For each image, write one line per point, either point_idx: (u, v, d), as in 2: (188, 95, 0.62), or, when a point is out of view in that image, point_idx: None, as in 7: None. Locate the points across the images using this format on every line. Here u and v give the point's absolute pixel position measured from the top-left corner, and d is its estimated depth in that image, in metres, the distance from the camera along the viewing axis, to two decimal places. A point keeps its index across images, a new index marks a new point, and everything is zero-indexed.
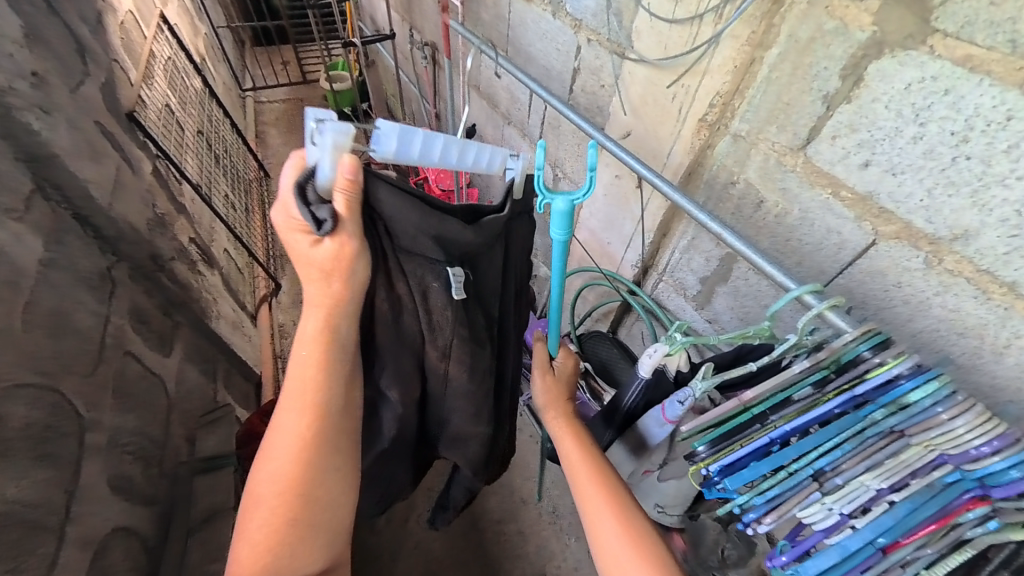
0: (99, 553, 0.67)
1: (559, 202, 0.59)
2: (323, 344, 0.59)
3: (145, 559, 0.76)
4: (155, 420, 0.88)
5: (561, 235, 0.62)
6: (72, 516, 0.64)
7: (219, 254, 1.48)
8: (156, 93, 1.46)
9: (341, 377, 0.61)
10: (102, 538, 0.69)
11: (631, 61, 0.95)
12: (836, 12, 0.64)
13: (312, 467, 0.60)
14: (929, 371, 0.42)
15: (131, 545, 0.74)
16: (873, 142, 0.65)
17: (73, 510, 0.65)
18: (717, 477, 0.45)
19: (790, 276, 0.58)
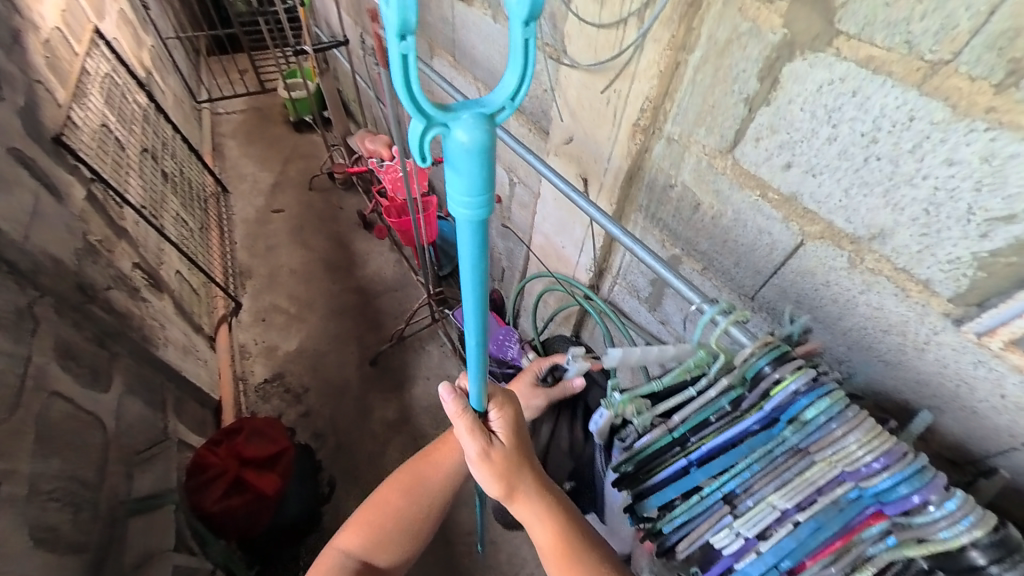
0: None
1: (460, 130, 0.36)
2: None
3: None
4: (86, 460, 0.84)
5: (471, 203, 0.38)
6: None
7: (169, 277, 1.43)
8: (89, 112, 1.40)
9: None
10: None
11: (566, 66, 0.95)
12: (748, 13, 0.63)
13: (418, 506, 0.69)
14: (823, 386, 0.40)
15: None
16: (792, 143, 0.65)
17: None
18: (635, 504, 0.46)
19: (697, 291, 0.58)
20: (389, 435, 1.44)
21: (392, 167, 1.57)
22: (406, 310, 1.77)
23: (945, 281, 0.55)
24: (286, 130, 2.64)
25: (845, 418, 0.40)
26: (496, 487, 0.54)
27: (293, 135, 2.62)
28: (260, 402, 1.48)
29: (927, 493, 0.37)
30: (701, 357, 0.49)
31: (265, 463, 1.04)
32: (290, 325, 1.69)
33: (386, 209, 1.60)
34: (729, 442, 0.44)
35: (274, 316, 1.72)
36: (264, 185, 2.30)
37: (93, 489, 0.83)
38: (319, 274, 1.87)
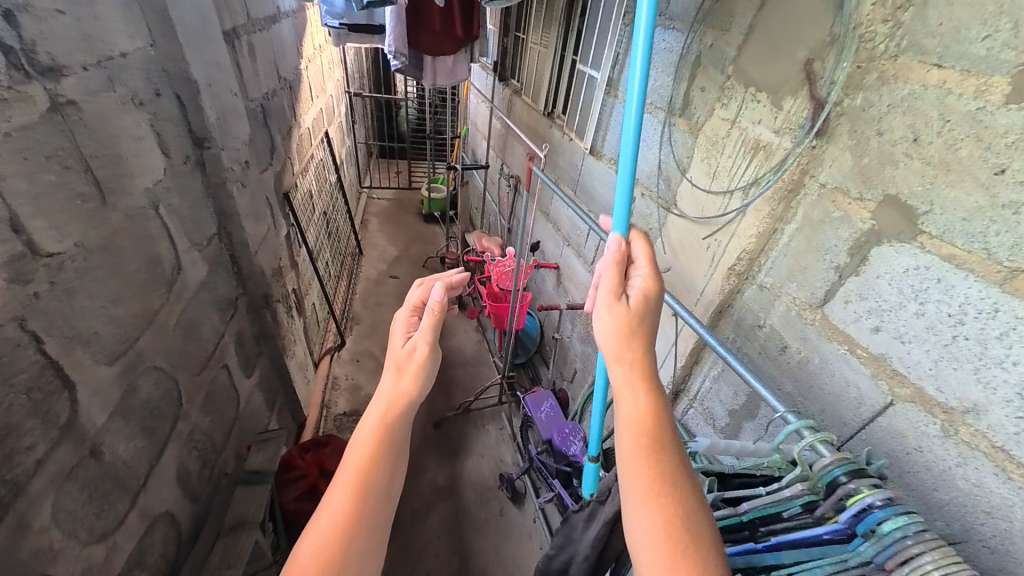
0: (148, 530, 0.81)
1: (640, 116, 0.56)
2: (382, 441, 0.52)
3: (174, 549, 0.89)
4: (221, 428, 1.08)
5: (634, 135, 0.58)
6: (144, 486, 0.81)
7: (308, 306, 1.76)
8: (306, 181, 1.94)
9: (392, 459, 0.52)
10: (154, 516, 0.83)
11: (674, 214, 1.17)
12: (841, 204, 0.79)
13: (394, 476, 0.52)
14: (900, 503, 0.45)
15: (170, 532, 0.87)
16: (880, 311, 0.74)
17: (147, 481, 0.81)
18: None
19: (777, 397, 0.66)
20: (435, 498, 1.55)
21: (502, 262, 1.83)
22: (475, 386, 2.00)
23: None
24: (416, 219, 3.24)
25: (921, 538, 0.44)
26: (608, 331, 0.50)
27: (420, 224, 3.19)
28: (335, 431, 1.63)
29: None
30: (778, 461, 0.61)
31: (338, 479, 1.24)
32: (377, 370, 1.90)
33: (486, 295, 1.86)
34: (801, 540, 0.51)
35: (365, 361, 1.95)
36: (389, 255, 2.78)
37: (214, 453, 1.05)
38: None
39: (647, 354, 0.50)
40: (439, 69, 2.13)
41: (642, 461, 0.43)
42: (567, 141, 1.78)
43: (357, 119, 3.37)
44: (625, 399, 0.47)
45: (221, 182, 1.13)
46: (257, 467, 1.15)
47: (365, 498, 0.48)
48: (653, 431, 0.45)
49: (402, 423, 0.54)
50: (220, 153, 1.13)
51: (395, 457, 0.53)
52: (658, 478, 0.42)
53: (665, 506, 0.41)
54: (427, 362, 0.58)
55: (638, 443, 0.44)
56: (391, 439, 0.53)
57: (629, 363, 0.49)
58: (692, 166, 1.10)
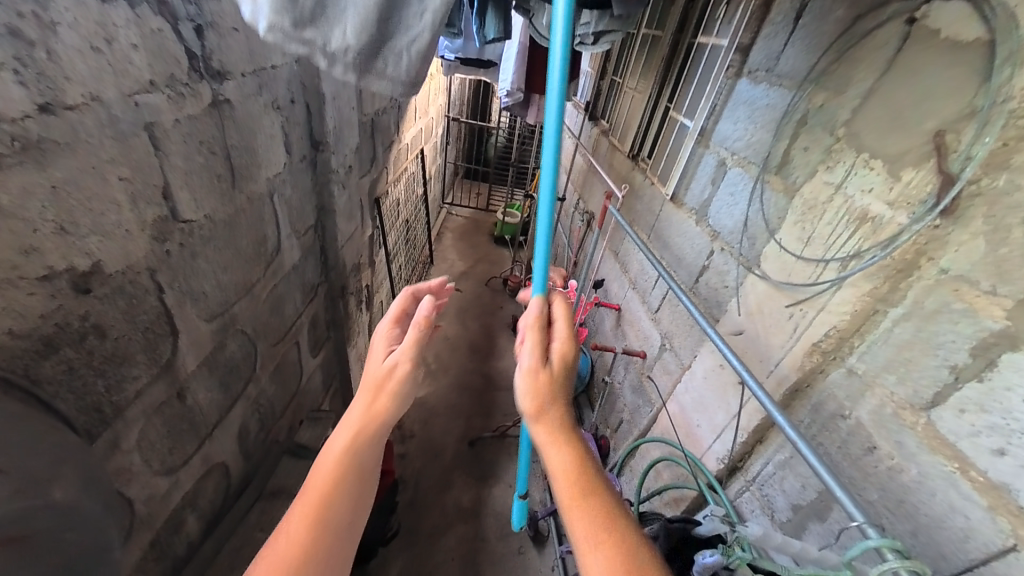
0: (205, 475, 0.89)
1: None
2: (345, 467, 0.53)
3: (222, 499, 0.95)
4: (282, 398, 1.18)
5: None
6: (210, 434, 0.89)
7: (375, 303, 1.89)
8: (396, 191, 2.12)
9: (355, 486, 0.53)
10: (212, 464, 0.90)
11: (755, 275, 1.09)
12: (964, 296, 0.68)
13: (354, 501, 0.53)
14: None
15: (221, 483, 0.94)
16: (1007, 430, 0.61)
17: (213, 430, 0.90)
18: None
19: (846, 490, 0.59)
20: (457, 518, 1.53)
21: (562, 294, 1.85)
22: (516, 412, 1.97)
23: None
24: (488, 240, 3.37)
25: None
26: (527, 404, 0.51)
27: (491, 245, 3.31)
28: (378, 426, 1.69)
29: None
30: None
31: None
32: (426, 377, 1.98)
33: None
34: None
35: None
36: (457, 269, 2.91)
37: (272, 420, 1.14)
38: (463, 353, 2.22)
39: (567, 410, 0.52)
40: (541, 107, 2.23)
41: (573, 510, 0.44)
42: (647, 185, 1.76)
43: (450, 142, 3.65)
44: (549, 455, 0.49)
45: (327, 181, 1.28)
46: (306, 443, 1.21)
47: (322, 526, 0.50)
48: (581, 480, 0.46)
49: (370, 448, 0.55)
50: (330, 157, 1.28)
51: (359, 482, 0.54)
52: (568, 470, 0.47)
53: (604, 551, 0.42)
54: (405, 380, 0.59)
55: (568, 494, 0.46)
56: (357, 464, 0.54)
57: (546, 433, 0.49)
58: (782, 228, 1.03)
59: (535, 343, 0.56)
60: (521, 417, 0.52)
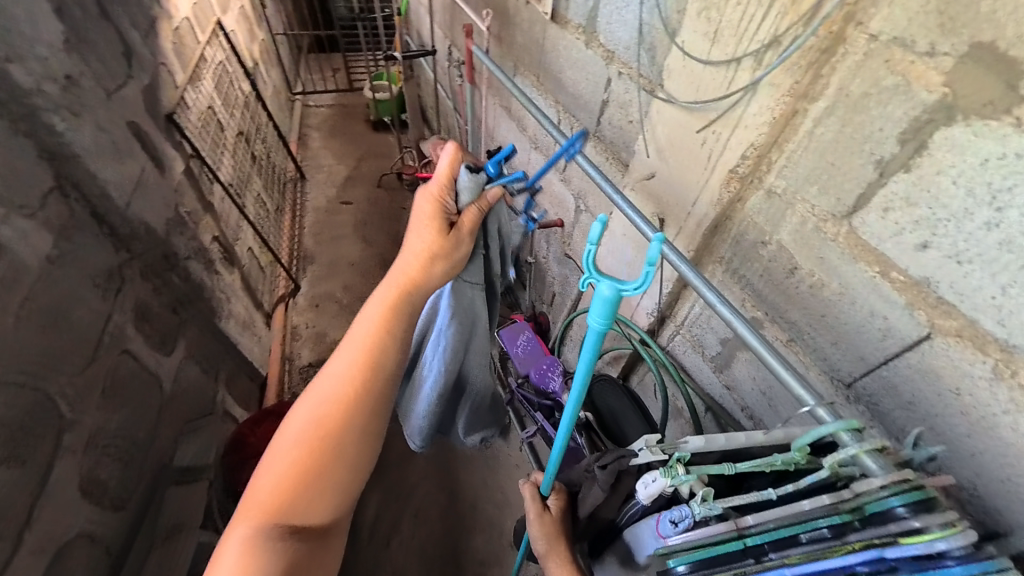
0: (54, 559, 0.71)
1: (603, 283, 0.41)
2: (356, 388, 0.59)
3: (104, 563, 0.80)
4: (143, 420, 0.93)
5: (601, 326, 0.43)
6: (32, 522, 0.68)
7: (240, 253, 1.51)
8: (200, 95, 1.53)
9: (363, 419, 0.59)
10: (58, 546, 0.72)
11: (660, 99, 0.89)
12: (896, 67, 0.54)
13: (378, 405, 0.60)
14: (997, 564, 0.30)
15: (92, 552, 0.78)
16: (933, 222, 0.55)
17: (34, 518, 0.68)
18: None
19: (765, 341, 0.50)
20: None
21: None
22: None
23: None
24: (367, 128, 2.75)
25: None
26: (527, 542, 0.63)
27: (371, 133, 2.72)
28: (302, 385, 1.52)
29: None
30: (796, 460, 0.40)
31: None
32: (340, 314, 1.73)
33: None
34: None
35: (326, 304, 1.75)
36: (339, 176, 2.39)
37: (141, 448, 0.91)
38: (373, 268, 1.90)
39: None
40: None
41: None
42: (523, 5, 1.34)
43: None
44: None
45: (33, 110, 0.80)
46: (192, 462, 1.03)
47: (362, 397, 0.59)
48: None
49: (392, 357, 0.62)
50: (11, 67, 0.77)
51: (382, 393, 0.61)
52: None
53: None
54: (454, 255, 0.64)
55: None
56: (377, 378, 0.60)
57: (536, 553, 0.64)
58: (684, 26, 0.79)
59: (533, 502, 0.57)
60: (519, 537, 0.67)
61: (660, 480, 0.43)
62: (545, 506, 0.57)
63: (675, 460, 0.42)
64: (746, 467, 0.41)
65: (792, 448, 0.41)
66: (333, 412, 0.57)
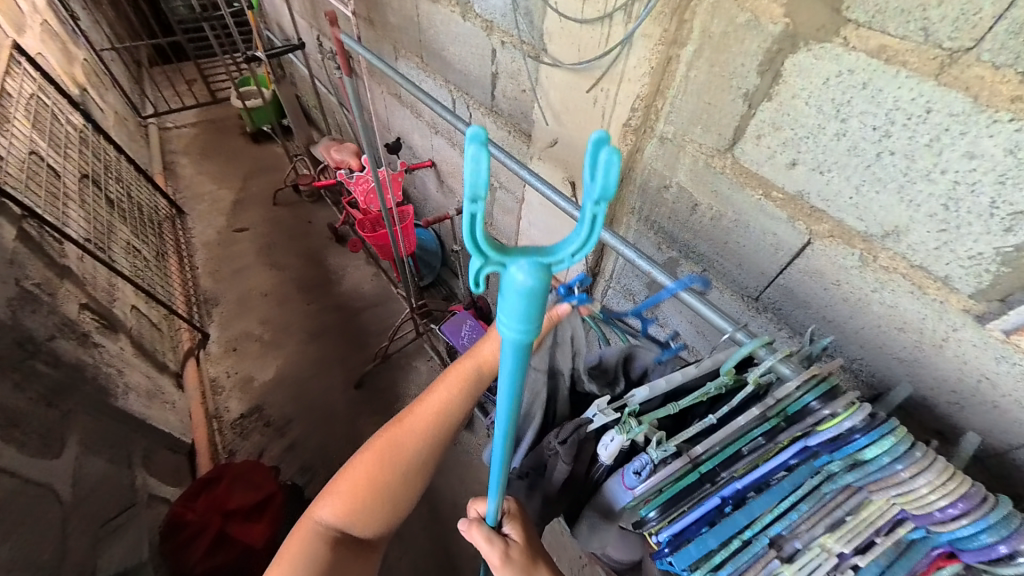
0: None
1: (518, 270, 0.28)
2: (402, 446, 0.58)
3: None
4: (45, 538, 0.77)
5: (520, 332, 0.30)
6: None
7: (124, 314, 1.29)
8: (14, 138, 1.24)
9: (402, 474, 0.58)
10: None
11: (547, 65, 0.89)
12: (746, 4, 0.58)
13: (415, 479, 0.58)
14: (887, 425, 0.36)
15: None
16: (796, 141, 0.62)
17: None
18: (666, 550, 0.39)
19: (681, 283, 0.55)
20: None
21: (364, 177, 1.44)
22: (390, 324, 1.68)
23: (965, 278, 0.53)
24: (244, 142, 2.45)
25: (913, 462, 0.36)
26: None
27: (250, 147, 2.43)
28: (240, 440, 1.37)
29: (1017, 544, 0.34)
30: (726, 384, 0.44)
31: (251, 512, 0.97)
32: (265, 352, 1.57)
33: (360, 222, 1.49)
34: (766, 478, 0.39)
35: (247, 345, 1.58)
36: (225, 202, 2.12)
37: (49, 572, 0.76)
38: (292, 294, 1.75)
39: None
40: None
41: None
42: None
43: (75, 9, 2.21)
44: None
45: None
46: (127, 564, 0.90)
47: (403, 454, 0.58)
48: None
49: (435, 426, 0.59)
50: None
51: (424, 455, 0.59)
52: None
53: None
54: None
55: None
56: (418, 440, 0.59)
57: None
58: None
59: (492, 550, 0.50)
60: None
61: (619, 438, 0.44)
62: (504, 544, 0.51)
63: (627, 414, 0.44)
64: (687, 401, 0.44)
65: (720, 374, 0.45)
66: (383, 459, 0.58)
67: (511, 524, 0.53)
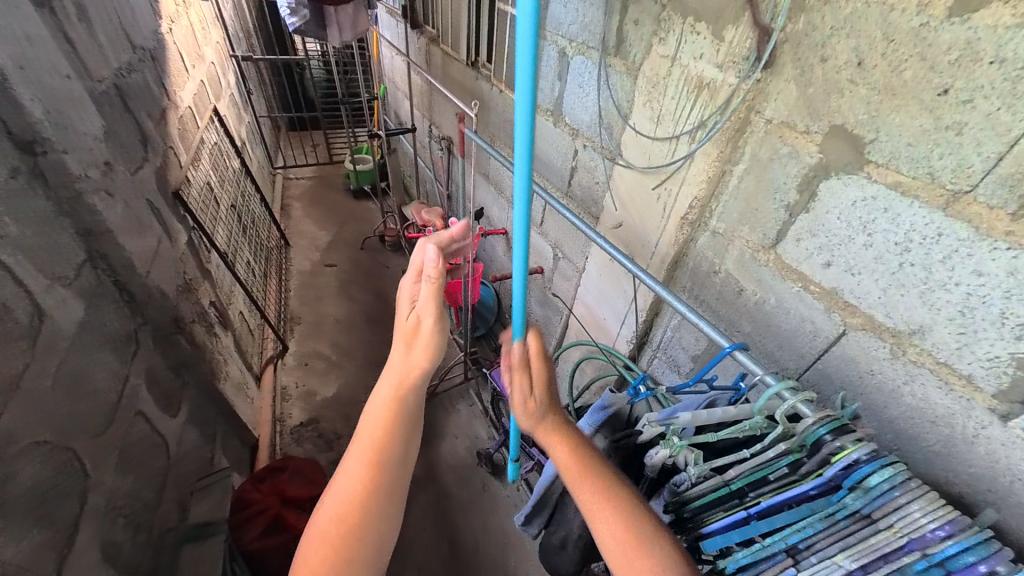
0: None
1: None
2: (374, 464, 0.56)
3: None
4: (151, 482, 0.93)
5: None
6: None
7: (234, 316, 1.54)
8: (199, 172, 1.64)
9: (385, 491, 0.57)
10: None
11: (620, 165, 1.11)
12: (788, 140, 0.76)
13: (389, 504, 0.57)
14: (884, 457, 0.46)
15: None
16: (831, 246, 0.74)
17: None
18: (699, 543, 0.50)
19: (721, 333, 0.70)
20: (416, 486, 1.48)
21: None
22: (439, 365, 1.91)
23: (986, 377, 0.60)
24: (346, 196, 2.91)
25: (908, 488, 0.45)
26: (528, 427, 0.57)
27: (350, 200, 2.88)
28: (293, 445, 1.50)
29: (994, 563, 0.40)
30: (760, 422, 0.54)
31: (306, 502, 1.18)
32: (329, 371, 1.75)
33: (435, 272, 1.72)
34: (790, 501, 0.48)
35: (315, 362, 1.78)
36: (322, 241, 2.49)
37: (150, 511, 0.91)
38: (360, 324, 1.96)
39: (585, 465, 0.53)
40: (344, 23, 1.76)
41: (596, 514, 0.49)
42: (497, 94, 1.61)
43: (252, 88, 2.90)
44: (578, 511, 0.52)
45: (78, 193, 0.88)
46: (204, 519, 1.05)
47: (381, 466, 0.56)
48: (580, 465, 0.53)
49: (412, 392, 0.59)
50: (63, 157, 0.86)
51: (396, 465, 0.58)
52: (605, 505, 0.49)
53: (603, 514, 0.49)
54: (434, 331, 0.58)
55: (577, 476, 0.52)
56: (388, 456, 0.57)
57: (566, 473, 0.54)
58: (634, 112, 1.03)
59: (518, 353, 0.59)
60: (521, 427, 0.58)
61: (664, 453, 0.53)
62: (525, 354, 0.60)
63: (671, 433, 0.55)
64: (726, 434, 0.54)
65: (754, 414, 0.55)
66: (349, 508, 0.55)
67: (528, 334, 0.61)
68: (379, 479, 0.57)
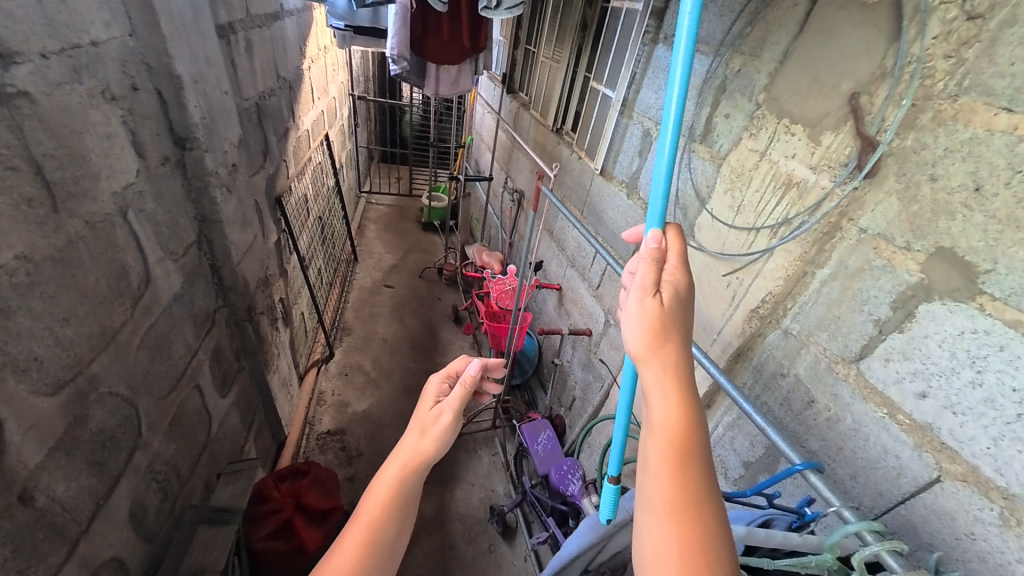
0: None
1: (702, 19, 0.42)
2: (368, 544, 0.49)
3: None
4: (189, 454, 0.99)
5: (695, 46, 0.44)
6: (88, 530, 0.71)
7: (296, 316, 1.64)
8: (301, 184, 1.85)
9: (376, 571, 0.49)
10: (98, 564, 0.73)
11: (691, 246, 1.11)
12: (883, 253, 0.71)
13: None
14: None
15: None
16: (928, 374, 0.66)
17: (91, 525, 0.71)
18: None
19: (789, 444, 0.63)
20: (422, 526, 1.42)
21: (502, 281, 1.79)
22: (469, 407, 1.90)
23: None
24: (415, 227, 3.11)
25: None
26: (645, 335, 0.45)
27: (419, 232, 3.07)
28: (316, 452, 1.51)
29: None
30: (830, 563, 0.47)
31: (316, 515, 1.18)
32: (365, 387, 1.78)
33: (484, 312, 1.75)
34: None
35: (354, 375, 1.82)
36: (386, 263, 2.64)
37: (179, 484, 0.95)
38: (404, 348, 2.01)
39: (689, 443, 0.42)
40: (442, 78, 1.98)
41: (667, 517, 0.39)
42: (576, 160, 1.70)
43: (359, 122, 3.29)
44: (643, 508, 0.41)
45: (207, 185, 1.02)
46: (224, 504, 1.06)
47: (374, 549, 0.49)
48: (685, 441, 0.41)
49: (418, 479, 0.54)
50: (204, 156, 1.00)
51: (395, 535, 0.51)
52: (688, 547, 0.37)
53: (684, 527, 0.38)
54: (451, 429, 0.57)
55: (665, 453, 0.41)
56: (384, 533, 0.50)
57: (658, 449, 0.42)
58: (713, 198, 1.03)
59: (650, 277, 0.47)
60: (629, 350, 0.46)
61: None
62: (655, 292, 0.47)
63: None
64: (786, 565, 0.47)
65: (823, 550, 0.47)
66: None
67: (671, 255, 0.49)
68: (371, 560, 0.49)
